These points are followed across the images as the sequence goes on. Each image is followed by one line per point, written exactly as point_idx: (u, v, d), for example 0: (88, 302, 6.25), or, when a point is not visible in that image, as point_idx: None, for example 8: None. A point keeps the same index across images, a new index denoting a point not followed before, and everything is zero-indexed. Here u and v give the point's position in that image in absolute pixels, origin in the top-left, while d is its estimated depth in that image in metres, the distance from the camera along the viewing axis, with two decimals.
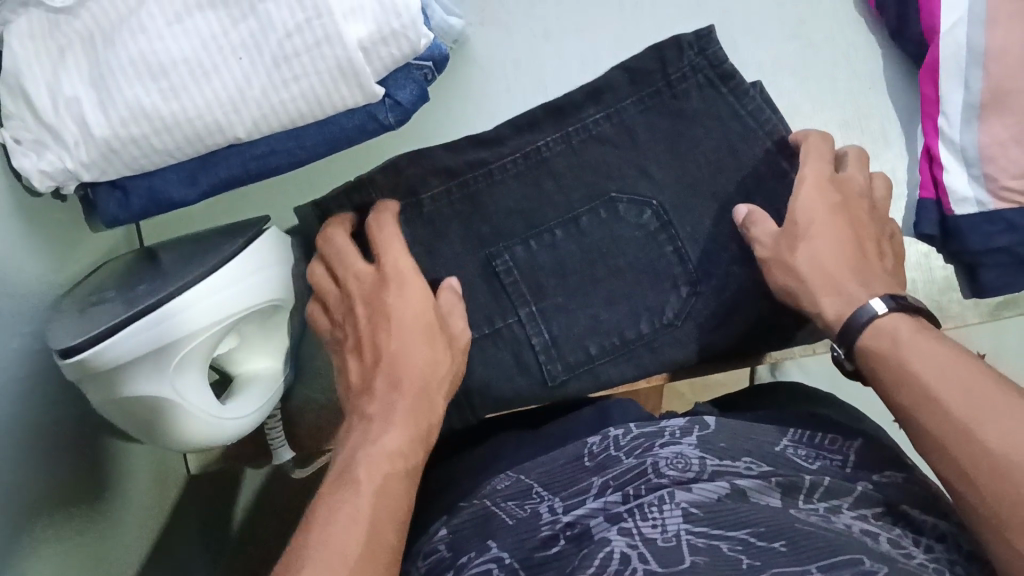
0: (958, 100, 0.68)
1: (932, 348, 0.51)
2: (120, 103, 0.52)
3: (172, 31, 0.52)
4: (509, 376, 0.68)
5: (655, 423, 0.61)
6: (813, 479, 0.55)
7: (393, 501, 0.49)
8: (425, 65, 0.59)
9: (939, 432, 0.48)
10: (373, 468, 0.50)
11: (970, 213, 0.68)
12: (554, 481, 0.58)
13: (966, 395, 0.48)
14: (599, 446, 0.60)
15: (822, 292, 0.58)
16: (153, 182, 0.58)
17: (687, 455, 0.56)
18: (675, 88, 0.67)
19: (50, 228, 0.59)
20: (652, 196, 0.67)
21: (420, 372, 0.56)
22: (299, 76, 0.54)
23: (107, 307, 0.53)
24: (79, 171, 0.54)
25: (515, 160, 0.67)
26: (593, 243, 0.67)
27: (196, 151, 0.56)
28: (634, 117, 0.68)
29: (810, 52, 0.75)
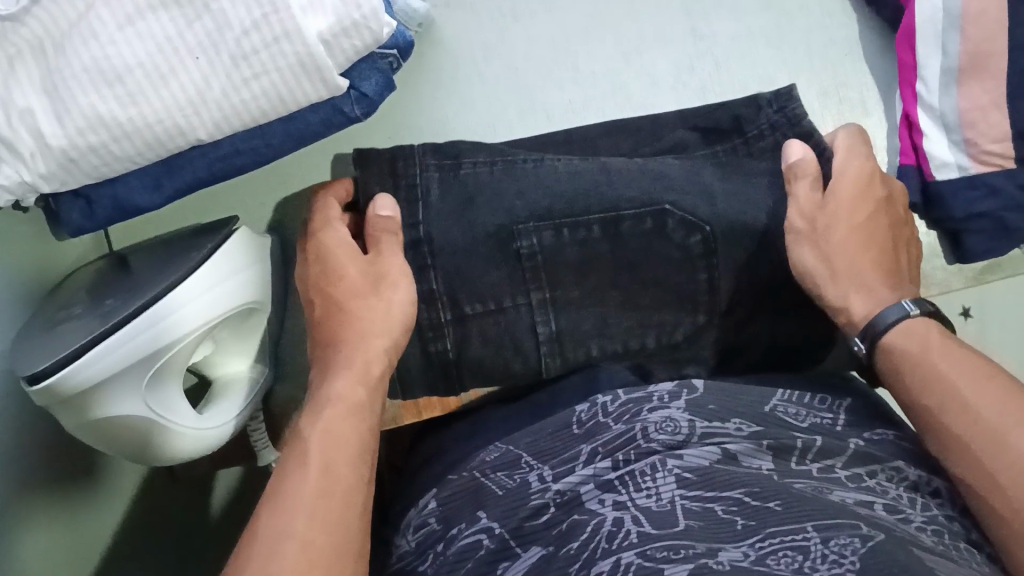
0: (935, 65, 0.66)
1: (957, 357, 0.54)
2: (76, 112, 0.51)
3: (124, 34, 0.50)
4: (502, 355, 0.65)
5: (643, 388, 0.59)
6: (804, 440, 0.54)
7: (338, 440, 0.52)
8: (389, 54, 0.57)
9: (971, 439, 0.50)
10: (320, 420, 0.53)
11: (952, 178, 0.67)
12: (543, 450, 0.56)
13: (999, 404, 0.50)
14: (587, 413, 0.57)
15: (856, 286, 0.61)
16: (117, 190, 0.56)
17: (676, 418, 0.54)
18: (751, 145, 0.67)
19: (12, 242, 0.57)
20: (707, 221, 0.63)
21: (364, 323, 0.59)
22: (259, 74, 0.53)
23: (77, 325, 0.52)
24: (39, 184, 0.53)
25: (571, 160, 0.65)
26: (628, 249, 0.64)
27: (160, 155, 0.55)
28: (705, 162, 0.66)
29: (784, 20, 0.74)
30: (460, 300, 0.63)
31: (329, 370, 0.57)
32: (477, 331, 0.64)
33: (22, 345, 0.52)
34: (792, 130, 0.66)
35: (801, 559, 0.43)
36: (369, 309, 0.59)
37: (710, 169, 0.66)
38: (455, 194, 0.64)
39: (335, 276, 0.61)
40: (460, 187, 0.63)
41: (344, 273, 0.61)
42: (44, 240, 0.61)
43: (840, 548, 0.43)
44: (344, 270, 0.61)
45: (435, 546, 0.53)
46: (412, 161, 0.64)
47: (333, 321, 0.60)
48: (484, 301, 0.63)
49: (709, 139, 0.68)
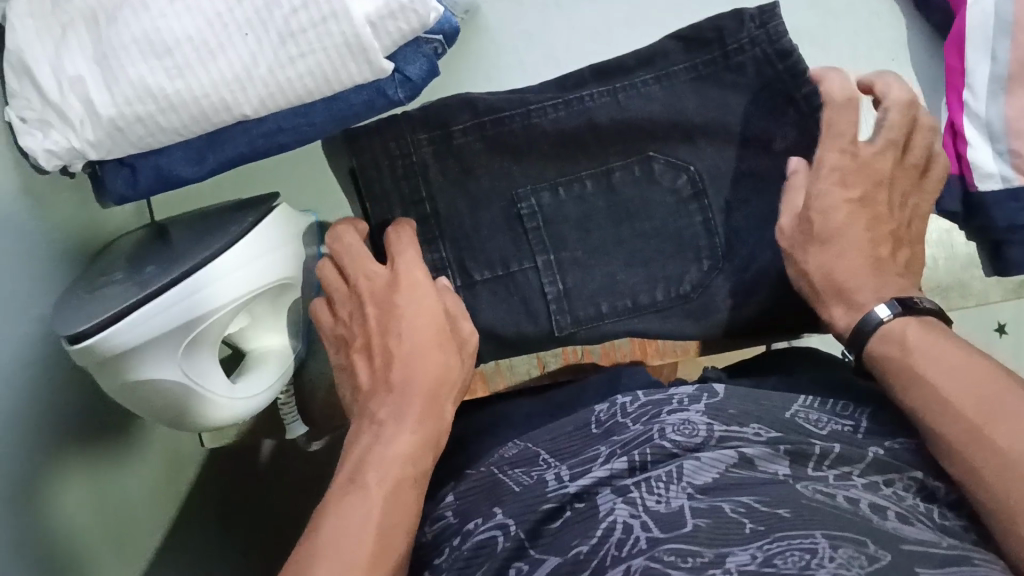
0: (983, 72, 0.66)
1: (947, 346, 0.51)
2: (125, 82, 0.52)
3: (175, 8, 0.52)
4: (516, 320, 0.69)
5: (664, 390, 0.60)
6: (823, 447, 0.52)
7: (403, 508, 0.50)
8: (434, 39, 0.58)
9: (949, 437, 0.48)
10: (388, 460, 0.52)
11: (994, 189, 0.65)
12: (561, 449, 0.57)
13: (979, 400, 0.48)
14: (606, 413, 0.59)
15: (841, 293, 0.56)
16: (160, 160, 0.57)
17: (694, 421, 0.54)
18: (731, 60, 0.65)
19: (61, 207, 0.59)
20: (690, 162, 0.67)
21: (435, 377, 0.56)
22: (305, 53, 0.53)
23: (116, 289, 0.53)
24: (85, 150, 0.54)
25: (556, 106, 0.66)
26: (622, 199, 0.68)
27: (205, 129, 0.56)
28: (686, 85, 0.66)
29: (831, 22, 0.73)
30: (470, 269, 0.68)
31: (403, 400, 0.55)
32: (487, 298, 0.69)
33: (62, 303, 0.53)
34: (771, 47, 0.64)
35: (809, 558, 0.42)
36: (452, 360, 0.58)
37: (690, 97, 0.66)
38: (447, 163, 0.67)
39: (416, 322, 0.58)
40: (455, 158, 0.67)
41: (426, 319, 0.58)
42: (88, 207, 0.62)
43: (848, 558, 0.41)
44: (427, 315, 0.58)
45: (450, 540, 0.54)
46: (406, 140, 0.66)
47: (408, 366, 0.56)
48: (493, 268, 0.68)
49: (690, 47, 0.66)
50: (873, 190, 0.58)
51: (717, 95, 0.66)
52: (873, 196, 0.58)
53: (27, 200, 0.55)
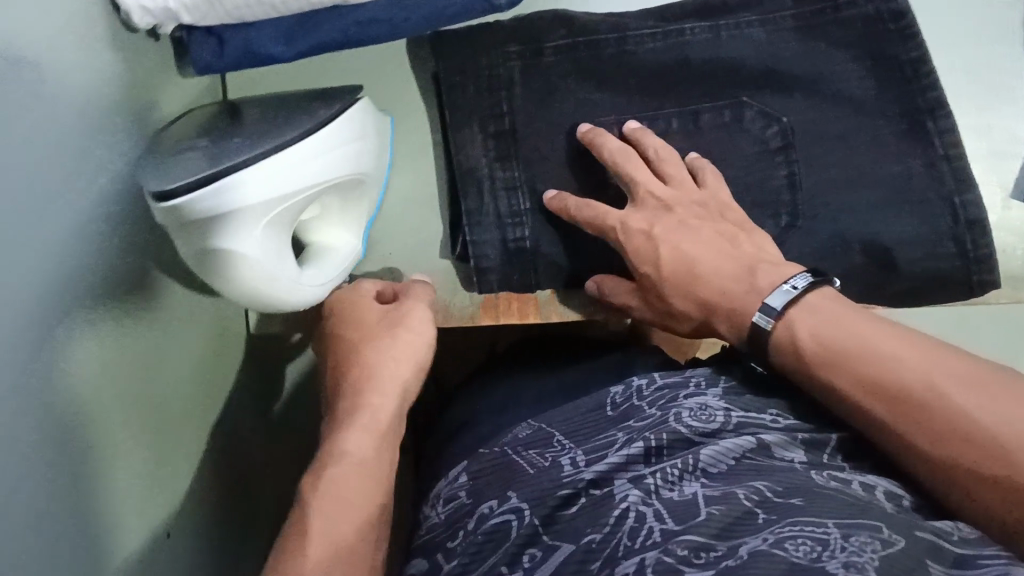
0: None
1: (839, 322, 0.50)
2: None
3: None
4: (581, 255, 0.66)
5: (681, 372, 0.59)
6: (839, 437, 0.52)
7: (348, 505, 0.53)
8: None
9: (903, 415, 0.47)
10: (359, 439, 0.55)
11: None
12: (576, 431, 0.56)
13: (930, 363, 0.47)
14: (622, 396, 0.58)
15: (724, 308, 0.56)
16: (249, 37, 0.56)
17: (711, 406, 0.53)
18: (840, 14, 0.64)
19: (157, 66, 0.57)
20: (783, 112, 0.65)
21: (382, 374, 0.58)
22: None
23: (197, 156, 0.50)
24: (180, 13, 0.52)
25: (654, 35, 0.64)
26: (705, 143, 0.65)
27: (301, 8, 0.54)
28: (789, 33, 0.64)
29: None
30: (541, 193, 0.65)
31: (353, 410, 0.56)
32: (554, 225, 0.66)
33: (139, 164, 0.51)
34: (887, 5, 0.64)
35: (819, 548, 0.40)
36: (386, 364, 0.58)
37: (792, 45, 0.64)
38: (535, 84, 0.65)
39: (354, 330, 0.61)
40: (540, 79, 0.64)
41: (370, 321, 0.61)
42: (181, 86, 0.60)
43: (861, 544, 0.40)
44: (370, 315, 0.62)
45: (463, 521, 0.52)
46: (496, 51, 0.64)
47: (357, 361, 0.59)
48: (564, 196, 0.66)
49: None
50: (707, 210, 0.61)
51: (819, 47, 0.64)
52: (711, 214, 0.61)
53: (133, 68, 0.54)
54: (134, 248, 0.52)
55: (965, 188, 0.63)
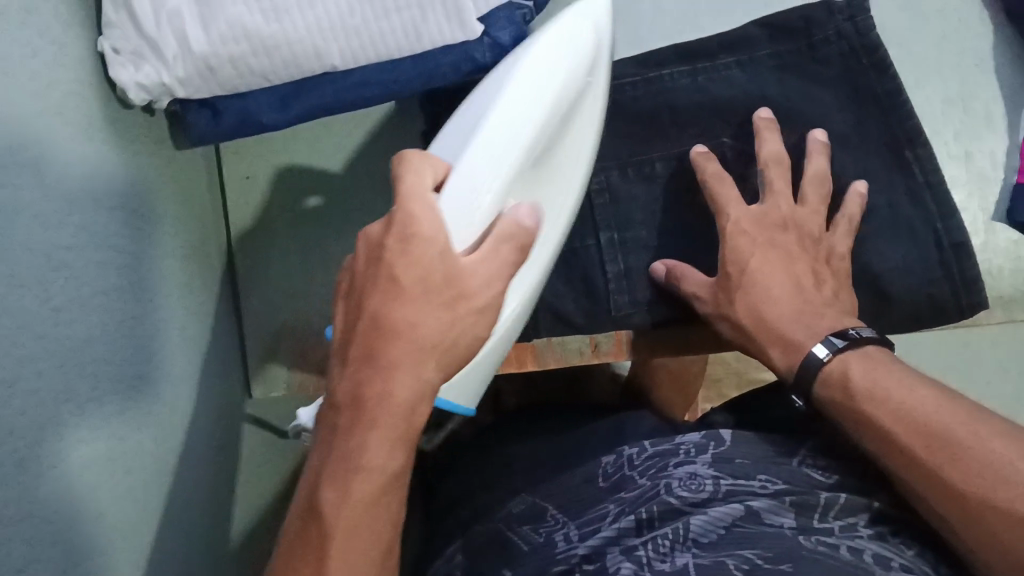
0: None
1: (887, 370, 0.52)
2: (223, 20, 0.52)
3: None
4: (575, 297, 0.69)
5: (670, 441, 0.62)
6: (828, 496, 0.53)
7: (365, 533, 0.39)
8: (525, 6, 0.59)
9: (940, 463, 0.47)
10: (341, 497, 0.38)
11: None
12: (570, 505, 0.59)
13: (967, 417, 0.48)
14: (613, 466, 0.61)
15: (779, 333, 0.58)
16: (247, 105, 0.57)
17: (700, 476, 0.56)
18: (816, 50, 0.67)
19: (154, 143, 0.59)
20: (763, 151, 0.66)
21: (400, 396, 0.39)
22: (401, 8, 0.54)
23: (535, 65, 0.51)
24: (174, 87, 0.54)
25: (635, 83, 0.69)
26: (692, 184, 0.68)
27: (291, 77, 0.56)
28: (767, 72, 0.68)
29: (919, 27, 0.70)
30: None
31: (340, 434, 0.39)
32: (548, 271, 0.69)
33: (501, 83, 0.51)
34: (859, 41, 0.66)
35: None
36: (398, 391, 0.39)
37: (772, 85, 0.67)
38: None
39: (385, 300, 0.39)
40: None
41: (403, 269, 0.39)
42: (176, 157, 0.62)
43: None
44: (408, 267, 0.39)
45: None
46: None
47: (377, 338, 0.39)
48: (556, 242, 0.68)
49: (775, 35, 0.68)
50: (813, 245, 0.62)
51: (797, 87, 0.67)
52: (814, 250, 0.61)
53: (131, 144, 0.55)
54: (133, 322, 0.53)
55: (950, 216, 0.64)
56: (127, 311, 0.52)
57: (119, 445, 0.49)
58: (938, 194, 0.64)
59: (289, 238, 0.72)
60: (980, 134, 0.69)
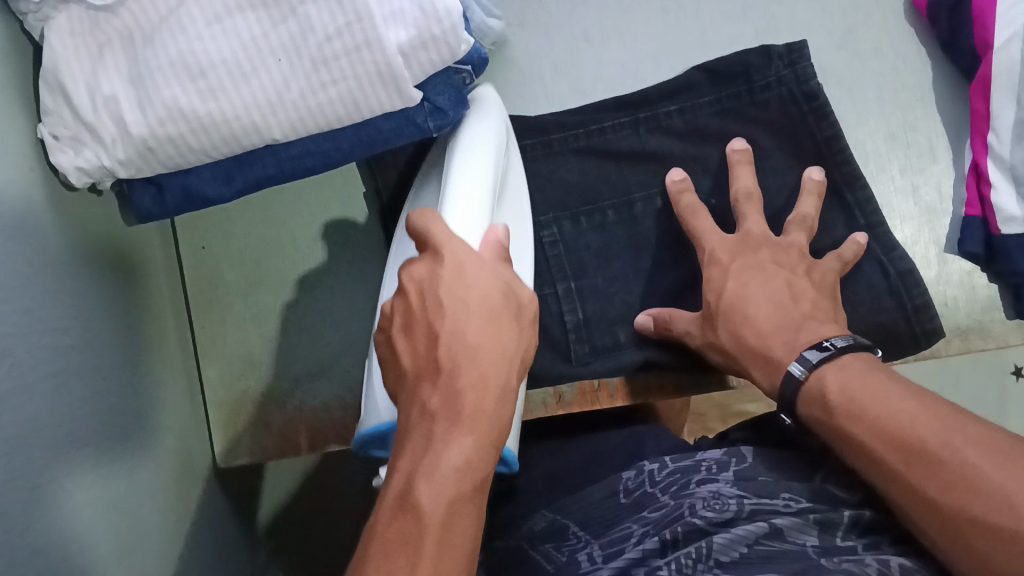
0: (1009, 116, 0.64)
1: (865, 381, 0.51)
2: (158, 102, 0.52)
3: (211, 31, 0.52)
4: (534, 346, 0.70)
5: (691, 457, 0.59)
6: (852, 515, 0.51)
7: (461, 535, 0.42)
8: (464, 69, 0.59)
9: (915, 474, 0.47)
10: (441, 494, 0.42)
11: (1017, 233, 0.63)
12: (592, 520, 0.57)
13: (940, 423, 0.47)
14: (634, 482, 0.58)
15: (760, 352, 0.58)
16: (189, 180, 0.58)
17: (724, 495, 0.53)
18: (755, 95, 0.69)
19: (107, 222, 0.60)
20: (711, 195, 0.70)
21: (490, 380, 0.45)
22: (337, 80, 0.54)
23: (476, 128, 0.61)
24: (115, 168, 0.54)
25: (578, 135, 0.71)
26: (644, 230, 0.70)
27: (233, 151, 0.56)
28: (710, 116, 0.70)
29: (858, 63, 0.71)
30: None
31: (426, 443, 0.43)
32: None
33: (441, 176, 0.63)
34: (799, 87, 0.69)
35: None
36: (486, 386, 0.45)
37: (714, 128, 0.70)
38: None
39: (456, 313, 0.46)
40: None
41: (469, 297, 0.47)
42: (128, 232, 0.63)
43: None
44: (473, 293, 0.47)
45: None
46: None
47: (455, 338, 0.46)
48: None
49: (715, 81, 0.70)
50: (793, 262, 0.62)
51: (735, 129, 0.70)
52: (793, 265, 0.62)
53: (82, 226, 0.56)
54: (89, 401, 0.53)
55: (890, 248, 0.66)
56: (80, 391, 0.52)
57: (85, 518, 0.50)
58: (880, 236, 0.66)
59: (243, 306, 0.73)
60: (920, 167, 0.70)
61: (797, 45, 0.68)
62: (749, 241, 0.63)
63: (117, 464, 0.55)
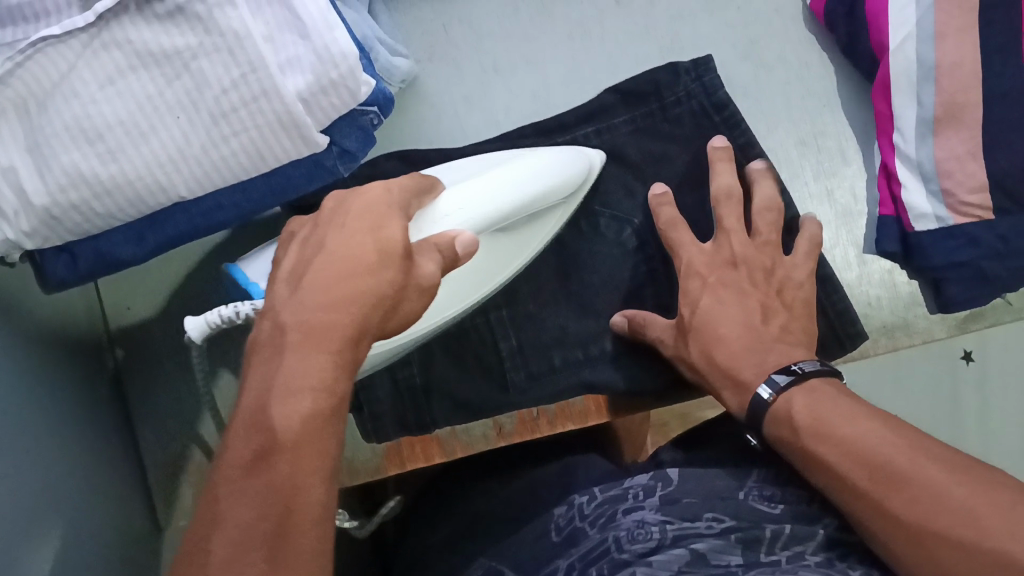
0: (911, 115, 0.66)
1: (833, 403, 0.51)
2: (58, 170, 0.51)
3: (105, 94, 0.51)
4: (469, 378, 0.69)
5: (619, 484, 0.59)
6: (773, 529, 0.51)
7: (310, 463, 0.38)
8: (369, 110, 0.59)
9: (883, 493, 0.46)
10: (292, 413, 0.38)
11: (930, 229, 0.65)
12: (526, 564, 0.55)
13: (908, 447, 0.47)
14: (564, 519, 0.58)
15: (728, 372, 0.58)
16: (100, 244, 0.58)
17: (648, 523, 0.52)
18: (668, 112, 0.71)
19: (13, 295, 0.59)
20: (633, 215, 0.71)
21: (358, 298, 0.42)
22: (238, 132, 0.54)
23: (522, 165, 0.59)
24: (22, 241, 0.54)
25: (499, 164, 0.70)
26: (569, 254, 0.71)
27: (141, 211, 0.56)
28: (625, 136, 0.71)
29: (763, 73, 0.73)
30: None
31: (275, 361, 0.40)
32: (440, 353, 0.69)
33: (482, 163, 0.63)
34: (709, 99, 0.71)
35: None
36: (357, 304, 0.42)
37: (631, 147, 0.71)
38: None
39: (341, 250, 0.43)
40: None
41: (353, 224, 0.45)
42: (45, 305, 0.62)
43: None
44: (359, 221, 0.45)
45: None
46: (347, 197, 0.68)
47: (330, 258, 0.43)
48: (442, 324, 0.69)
49: (628, 102, 0.71)
50: (766, 280, 0.64)
51: (650, 148, 0.71)
52: (766, 284, 0.63)
53: None
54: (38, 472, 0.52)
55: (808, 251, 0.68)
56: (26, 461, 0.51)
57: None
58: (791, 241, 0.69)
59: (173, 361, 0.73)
60: (829, 171, 0.71)
61: (703, 61, 0.71)
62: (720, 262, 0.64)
63: (76, 530, 0.55)
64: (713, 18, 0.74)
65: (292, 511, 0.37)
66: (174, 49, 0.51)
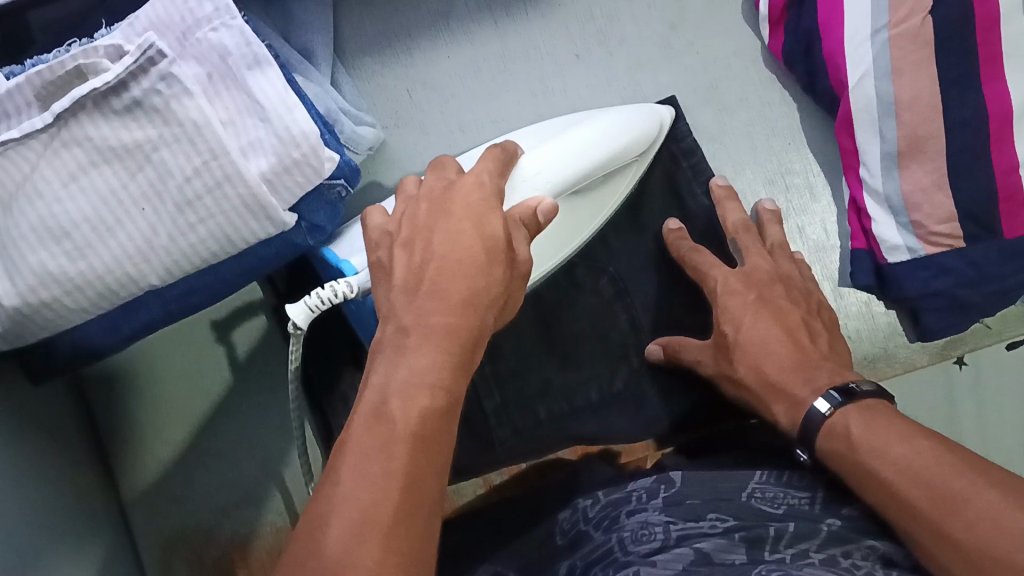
0: (875, 151, 0.67)
1: (889, 423, 0.50)
2: (27, 270, 0.51)
3: (69, 192, 0.51)
4: (458, 438, 0.69)
5: (622, 488, 0.57)
6: (776, 528, 0.48)
7: (432, 449, 0.40)
8: (337, 184, 0.60)
9: (939, 515, 0.44)
10: (411, 403, 0.40)
11: (903, 260, 0.66)
12: (531, 566, 0.53)
13: (966, 468, 0.45)
14: (569, 521, 0.56)
15: (784, 391, 0.57)
16: (75, 336, 0.58)
17: (652, 523, 0.50)
18: None
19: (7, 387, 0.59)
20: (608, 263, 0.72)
21: (468, 300, 0.45)
22: (204, 218, 0.54)
23: (598, 122, 0.61)
24: None
25: None
26: (549, 306, 0.71)
27: (114, 302, 0.56)
28: None
29: (725, 114, 0.75)
30: None
31: (398, 357, 0.43)
32: None
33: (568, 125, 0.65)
34: (676, 145, 0.73)
35: None
36: (463, 309, 0.45)
37: None
38: None
39: (454, 251, 0.47)
40: None
41: (449, 225, 0.48)
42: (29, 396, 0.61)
43: None
44: (453, 223, 0.48)
45: None
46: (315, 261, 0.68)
47: (438, 261, 0.47)
48: None
49: None
50: (804, 300, 0.64)
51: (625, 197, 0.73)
52: (806, 303, 0.64)
53: None
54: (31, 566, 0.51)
55: None
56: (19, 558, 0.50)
57: None
58: None
59: (161, 439, 0.73)
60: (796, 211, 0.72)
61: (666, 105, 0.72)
62: (754, 281, 0.64)
63: None
64: (674, 63, 0.75)
65: (412, 484, 0.38)
66: (134, 142, 0.52)
